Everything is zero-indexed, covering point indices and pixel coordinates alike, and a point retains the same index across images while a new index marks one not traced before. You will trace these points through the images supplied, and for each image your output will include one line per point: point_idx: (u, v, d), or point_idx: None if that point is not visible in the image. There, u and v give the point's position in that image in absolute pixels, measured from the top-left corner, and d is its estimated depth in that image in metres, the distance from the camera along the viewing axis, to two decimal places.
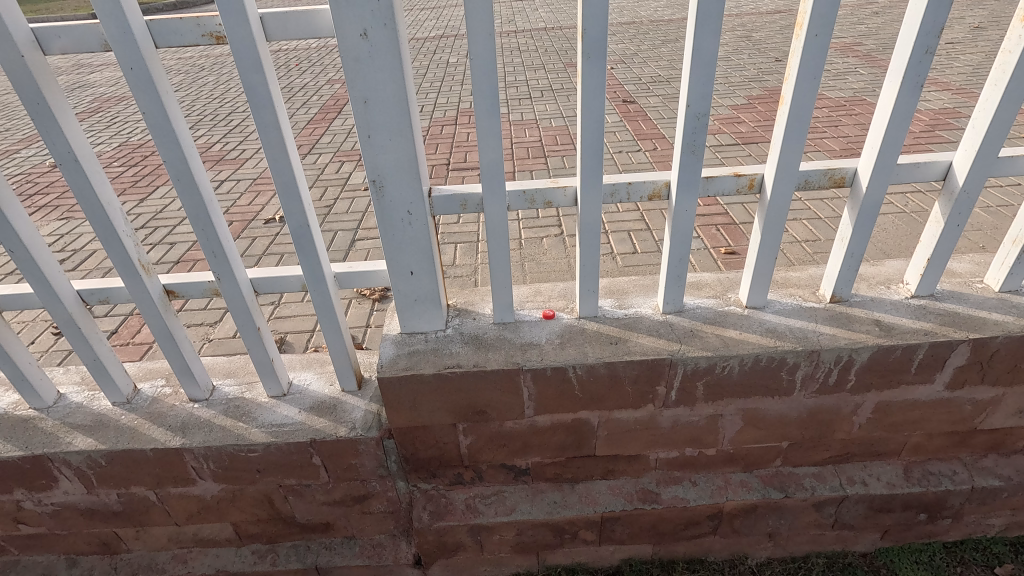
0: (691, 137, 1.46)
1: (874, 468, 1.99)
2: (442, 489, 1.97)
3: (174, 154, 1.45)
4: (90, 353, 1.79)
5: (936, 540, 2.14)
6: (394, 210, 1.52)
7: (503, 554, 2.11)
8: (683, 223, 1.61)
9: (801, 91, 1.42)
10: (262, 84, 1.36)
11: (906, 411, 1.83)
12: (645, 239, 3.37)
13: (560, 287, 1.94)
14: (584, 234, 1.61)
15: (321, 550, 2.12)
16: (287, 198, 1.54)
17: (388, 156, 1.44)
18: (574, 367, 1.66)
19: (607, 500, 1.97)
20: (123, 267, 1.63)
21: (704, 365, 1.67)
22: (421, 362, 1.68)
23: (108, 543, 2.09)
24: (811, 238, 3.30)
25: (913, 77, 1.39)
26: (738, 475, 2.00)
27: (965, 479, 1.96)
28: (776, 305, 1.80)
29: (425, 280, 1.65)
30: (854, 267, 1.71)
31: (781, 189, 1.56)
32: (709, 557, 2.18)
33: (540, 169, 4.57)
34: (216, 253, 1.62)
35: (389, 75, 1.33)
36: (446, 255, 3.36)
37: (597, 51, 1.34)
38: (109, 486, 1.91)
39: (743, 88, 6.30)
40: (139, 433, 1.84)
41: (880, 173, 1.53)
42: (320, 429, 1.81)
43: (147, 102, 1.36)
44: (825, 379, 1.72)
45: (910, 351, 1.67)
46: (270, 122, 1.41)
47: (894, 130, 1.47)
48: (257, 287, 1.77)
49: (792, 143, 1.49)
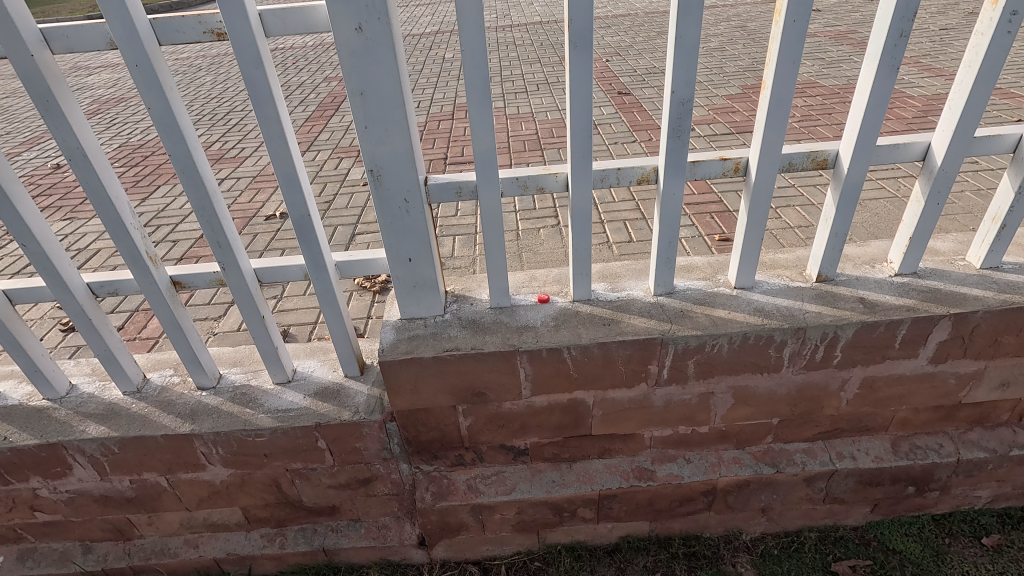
0: (677, 123, 1.51)
1: (862, 443, 2.04)
2: (444, 470, 2.03)
3: (179, 149, 1.50)
4: (100, 343, 1.85)
5: (925, 513, 2.20)
6: (392, 199, 1.58)
7: (504, 533, 2.16)
8: (671, 206, 1.66)
9: (782, 76, 1.46)
10: (262, 78, 1.41)
11: (891, 386, 1.88)
12: (640, 228, 3.42)
13: (555, 272, 1.99)
14: (574, 220, 1.67)
15: (328, 532, 2.19)
16: (289, 189, 1.59)
17: (384, 147, 1.49)
18: (569, 348, 1.72)
19: (605, 478, 2.03)
20: (132, 258, 1.69)
21: (694, 344, 1.73)
22: (420, 346, 1.74)
23: (121, 529, 2.17)
24: (804, 222, 3.34)
25: (888, 60, 1.44)
26: (731, 452, 2.05)
27: (951, 452, 2.02)
28: (764, 285, 1.85)
29: (423, 266, 1.71)
30: (838, 246, 1.76)
31: (767, 171, 1.62)
32: (705, 533, 2.23)
33: (535, 161, 4.61)
34: (221, 243, 1.67)
35: (384, 67, 1.38)
36: (445, 246, 3.42)
37: (584, 41, 1.39)
38: (122, 473, 1.98)
39: (738, 77, 6.35)
40: (150, 420, 1.90)
41: (860, 154, 1.58)
42: (324, 413, 1.88)
43: (151, 97, 1.42)
44: (812, 355, 1.78)
45: (894, 327, 1.72)
46: (272, 115, 1.46)
47: (872, 114, 1.52)
48: (261, 277, 1.83)
49: (775, 125, 1.54)
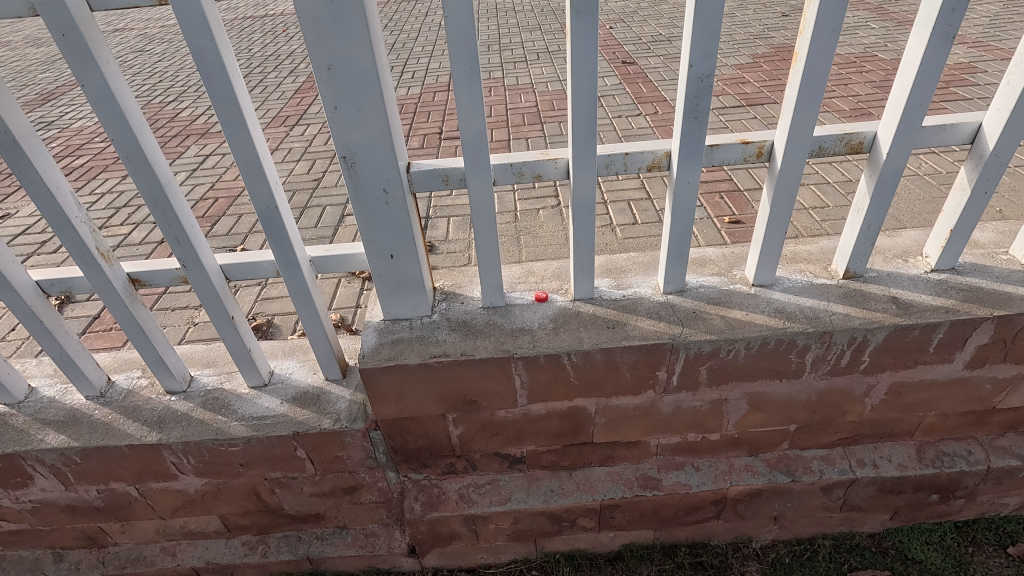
0: (694, 102, 1.31)
1: (885, 449, 1.90)
2: (434, 478, 1.89)
3: (123, 133, 1.31)
4: (56, 347, 1.69)
5: (947, 520, 2.07)
6: (369, 189, 1.39)
7: (499, 542, 2.03)
8: (685, 196, 1.47)
9: (818, 46, 1.26)
10: (212, 51, 1.20)
11: (921, 392, 1.72)
12: (645, 210, 3.22)
13: (554, 266, 1.81)
14: (576, 211, 1.49)
15: (313, 540, 2.07)
16: (252, 178, 1.40)
17: (358, 130, 1.30)
18: (569, 354, 1.55)
19: (607, 487, 1.89)
20: (80, 256, 1.51)
21: (707, 349, 1.56)
22: (405, 351, 1.57)
23: (93, 537, 2.04)
24: (820, 204, 3.14)
25: (943, 27, 1.24)
26: (743, 459, 1.91)
27: (980, 459, 1.87)
28: (785, 282, 1.68)
29: (407, 264, 1.53)
30: (870, 240, 1.57)
31: (795, 157, 1.42)
32: (713, 541, 2.10)
33: (535, 136, 4.37)
34: (179, 239, 1.49)
35: (352, 36, 1.18)
36: (439, 229, 3.22)
37: (587, 4, 1.18)
38: (87, 483, 1.84)
39: (748, 46, 6.05)
40: (114, 429, 1.75)
41: (902, 137, 1.39)
42: (303, 421, 1.72)
43: (85, 73, 1.22)
44: (837, 360, 1.61)
45: (929, 331, 1.55)
46: (227, 93, 1.26)
47: (919, 90, 1.32)
48: (228, 274, 1.65)
49: (807, 104, 1.33)
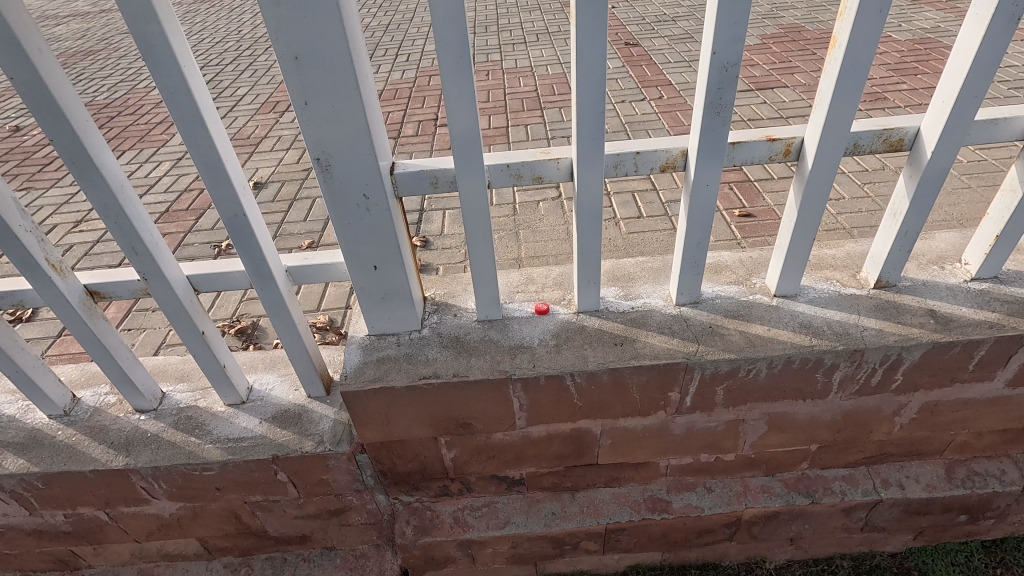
0: (717, 95, 1.15)
1: (912, 468, 1.76)
2: (427, 501, 1.76)
3: (63, 133, 1.14)
4: (9, 365, 1.54)
5: (973, 539, 1.95)
6: (347, 194, 1.23)
7: (497, 564, 1.91)
8: (704, 200, 1.31)
9: (862, 30, 1.09)
10: (160, 38, 1.03)
11: (955, 410, 1.58)
12: (651, 202, 3.05)
13: (555, 273, 1.66)
14: (581, 217, 1.33)
15: (299, 562, 1.94)
16: (215, 182, 1.24)
17: (332, 128, 1.13)
18: (573, 375, 1.40)
19: (612, 510, 1.76)
20: (27, 268, 1.35)
21: (725, 368, 1.41)
22: (392, 372, 1.42)
23: (65, 560, 1.92)
24: (835, 196, 2.97)
25: (1008, 7, 1.07)
26: (759, 479, 1.77)
27: (1015, 479, 1.74)
28: (810, 292, 1.52)
29: (393, 275, 1.38)
30: (907, 247, 1.42)
31: (828, 156, 1.26)
32: (724, 561, 1.98)
33: (534, 122, 4.18)
34: (137, 249, 1.34)
35: (321, 20, 1.01)
36: (433, 224, 3.06)
37: None
38: (53, 508, 1.71)
39: (756, 26, 5.81)
40: (78, 452, 1.61)
41: (951, 133, 1.22)
42: (283, 444, 1.58)
43: (12, 64, 1.04)
44: (866, 379, 1.47)
45: (971, 348, 1.40)
46: (181, 86, 1.10)
47: (974, 80, 1.15)
48: (196, 285, 1.50)
49: (845, 96, 1.17)
